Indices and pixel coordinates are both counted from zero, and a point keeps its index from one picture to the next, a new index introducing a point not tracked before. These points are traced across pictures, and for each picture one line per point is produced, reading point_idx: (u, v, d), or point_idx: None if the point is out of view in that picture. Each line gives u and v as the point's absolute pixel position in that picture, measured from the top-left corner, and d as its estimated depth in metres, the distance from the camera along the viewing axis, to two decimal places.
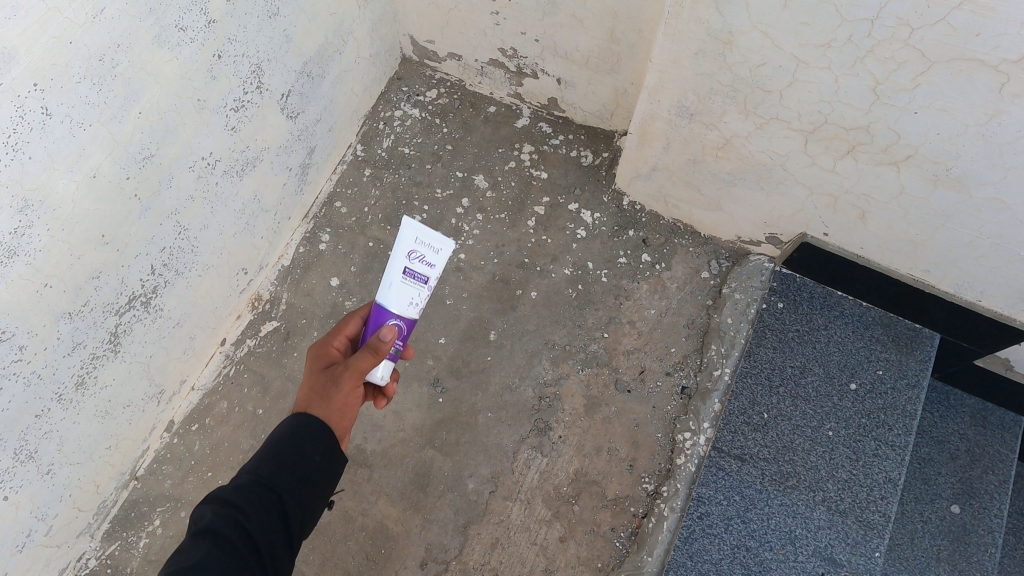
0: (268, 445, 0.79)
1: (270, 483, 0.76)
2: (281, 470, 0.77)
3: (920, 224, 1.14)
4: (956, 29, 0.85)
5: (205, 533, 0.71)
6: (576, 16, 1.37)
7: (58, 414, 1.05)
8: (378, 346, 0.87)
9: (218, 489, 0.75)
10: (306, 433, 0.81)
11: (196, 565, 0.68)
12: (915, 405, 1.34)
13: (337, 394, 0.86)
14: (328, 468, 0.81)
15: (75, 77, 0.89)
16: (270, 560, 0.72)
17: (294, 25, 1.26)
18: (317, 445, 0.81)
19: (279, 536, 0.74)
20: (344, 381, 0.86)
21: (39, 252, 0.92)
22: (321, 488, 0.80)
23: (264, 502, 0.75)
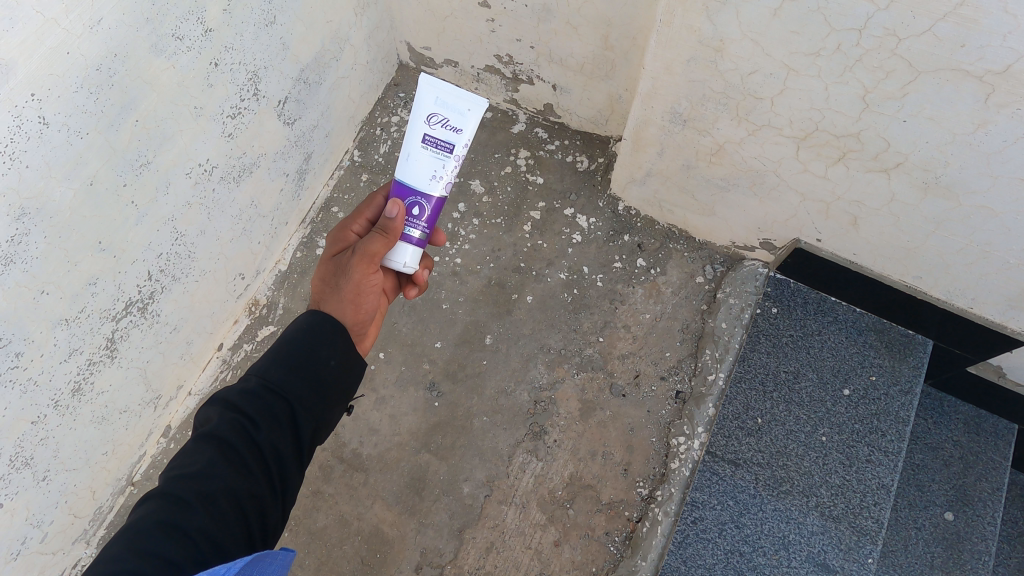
0: (283, 346, 0.83)
1: (281, 390, 0.79)
2: (293, 379, 0.80)
3: (912, 230, 1.15)
4: (941, 39, 0.85)
5: (214, 436, 0.75)
6: (570, 23, 1.37)
7: (55, 420, 1.05)
8: (385, 226, 0.91)
9: (232, 389, 0.79)
10: (320, 335, 0.84)
11: (205, 468, 0.72)
12: (909, 411, 1.34)
13: (347, 283, 0.91)
14: (343, 372, 0.85)
15: (72, 86, 0.89)
16: (278, 468, 0.77)
17: (291, 32, 1.27)
18: (331, 348, 0.84)
19: (288, 442, 0.78)
20: (353, 268, 0.91)
21: (35, 260, 0.92)
22: (334, 392, 0.84)
23: (275, 411, 0.78)
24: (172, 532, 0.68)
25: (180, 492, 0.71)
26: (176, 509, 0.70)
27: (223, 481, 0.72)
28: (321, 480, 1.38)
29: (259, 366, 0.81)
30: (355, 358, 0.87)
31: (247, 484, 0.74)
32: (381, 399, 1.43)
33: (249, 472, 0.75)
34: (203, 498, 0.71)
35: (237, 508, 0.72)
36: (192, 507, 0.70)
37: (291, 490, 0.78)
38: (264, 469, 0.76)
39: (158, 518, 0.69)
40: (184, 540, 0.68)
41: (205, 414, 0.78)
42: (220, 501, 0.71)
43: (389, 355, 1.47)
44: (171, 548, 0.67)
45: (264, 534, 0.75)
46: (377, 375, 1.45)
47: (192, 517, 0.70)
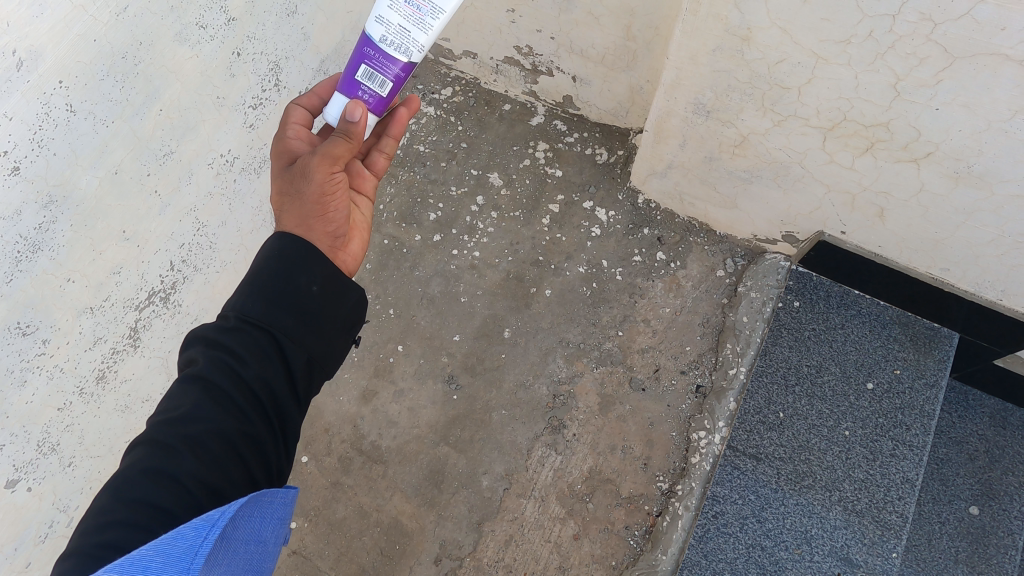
0: (259, 275, 0.77)
1: (263, 322, 0.74)
2: (274, 310, 0.75)
3: (941, 222, 1.13)
4: (979, 23, 0.83)
5: (198, 377, 0.70)
6: (592, 13, 1.36)
7: (79, 407, 1.05)
8: (348, 130, 0.83)
9: (210, 326, 0.74)
10: (297, 261, 0.78)
11: (190, 410, 0.68)
12: (934, 405, 1.32)
13: (310, 187, 0.82)
14: (329, 298, 0.79)
15: (98, 74, 0.90)
16: (269, 404, 0.73)
17: (311, 22, 1.27)
18: (311, 273, 0.78)
19: (279, 374, 0.74)
20: (315, 169, 0.82)
21: (62, 247, 0.92)
22: (324, 323, 0.79)
23: (259, 344, 0.74)
24: (163, 478, 0.64)
25: (166, 438, 0.67)
26: (165, 455, 0.66)
27: (210, 421, 0.68)
28: (340, 471, 1.38)
29: (236, 300, 0.76)
30: (342, 284, 0.81)
31: (237, 423, 0.69)
32: (400, 391, 1.43)
33: (239, 410, 0.71)
34: (192, 443, 0.67)
35: (229, 447, 0.68)
36: (181, 453, 0.66)
37: (288, 427, 0.75)
38: (255, 406, 0.72)
39: (145, 466, 0.65)
40: (177, 487, 0.65)
41: (187, 357, 0.73)
42: (208, 443, 0.67)
43: (408, 348, 1.47)
44: (164, 495, 0.63)
45: (264, 474, 0.72)
46: (396, 368, 1.45)
47: (181, 462, 0.66)
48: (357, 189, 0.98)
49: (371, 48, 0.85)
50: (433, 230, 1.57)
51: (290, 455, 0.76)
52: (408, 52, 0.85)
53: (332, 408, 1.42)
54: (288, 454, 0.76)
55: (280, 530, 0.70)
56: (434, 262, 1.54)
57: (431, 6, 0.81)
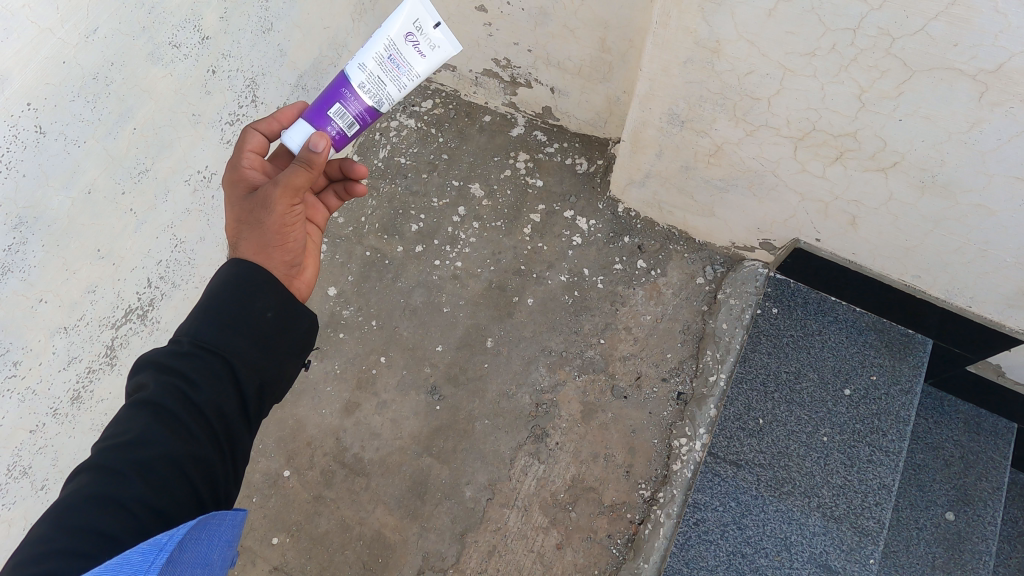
0: (212, 299, 0.76)
1: (217, 348, 0.74)
2: (228, 335, 0.75)
3: (911, 229, 1.15)
4: (934, 38, 0.85)
5: (147, 403, 0.69)
6: (568, 26, 1.38)
7: (53, 428, 1.05)
8: (309, 161, 0.82)
9: (161, 350, 0.73)
10: (253, 286, 0.78)
11: (139, 435, 0.66)
12: (910, 410, 1.34)
13: (270, 218, 0.82)
14: (283, 323, 0.79)
15: (68, 95, 0.90)
16: (221, 429, 0.72)
17: (288, 39, 1.28)
18: (266, 298, 0.78)
19: (231, 399, 0.74)
20: (275, 201, 0.82)
21: (33, 268, 0.92)
22: (276, 348, 0.78)
23: (212, 368, 0.73)
24: (108, 504, 0.62)
25: (113, 463, 0.64)
26: (111, 480, 0.64)
27: (160, 445, 0.67)
28: (323, 484, 1.37)
29: (190, 325, 0.75)
30: (296, 310, 0.81)
31: (188, 448, 0.68)
32: (382, 403, 1.43)
33: (190, 434, 0.69)
34: (140, 467, 0.65)
35: (178, 472, 0.67)
36: (128, 477, 0.64)
37: (238, 453, 0.74)
38: (206, 430, 0.71)
39: (89, 492, 0.62)
40: (123, 513, 0.62)
41: (136, 380, 0.71)
42: (157, 468, 0.66)
43: (391, 359, 1.47)
44: (109, 520, 0.61)
45: (212, 498, 0.70)
46: (379, 379, 1.45)
47: (127, 487, 0.63)
48: (310, 219, 0.97)
49: (348, 89, 0.87)
50: (415, 240, 1.58)
51: (238, 480, 0.75)
52: (380, 102, 0.88)
53: (314, 421, 1.42)
54: (236, 481, 0.75)
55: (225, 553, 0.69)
56: (416, 273, 1.55)
57: (411, 68, 0.86)
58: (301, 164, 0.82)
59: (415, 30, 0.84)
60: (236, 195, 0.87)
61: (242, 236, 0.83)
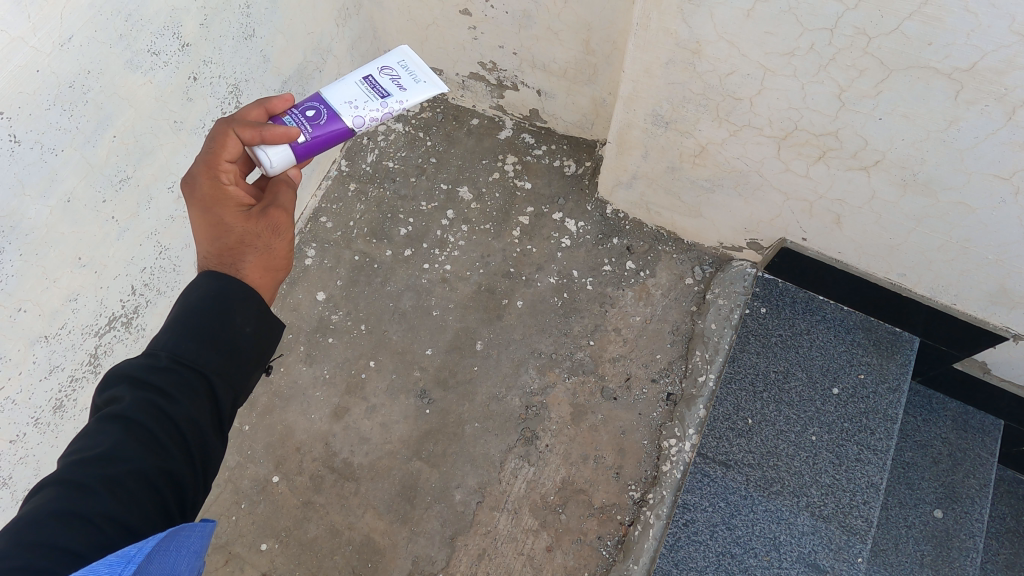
0: (188, 314, 0.77)
1: (193, 362, 0.74)
2: (204, 351, 0.75)
3: (894, 228, 1.15)
4: (909, 38, 0.85)
5: (120, 417, 0.69)
6: (551, 28, 1.38)
7: (35, 437, 1.05)
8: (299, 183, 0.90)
9: (134, 364, 0.73)
10: (230, 302, 0.79)
11: (110, 449, 0.66)
12: (897, 409, 1.34)
13: (278, 241, 0.87)
14: (259, 340, 0.80)
15: (44, 103, 0.90)
16: (194, 443, 0.72)
17: (271, 44, 1.28)
18: (243, 314, 0.79)
19: (205, 413, 0.74)
20: (285, 226, 0.88)
21: (12, 277, 0.92)
22: (250, 363, 0.79)
23: (188, 383, 0.73)
24: (74, 518, 0.61)
25: (81, 477, 0.64)
26: (78, 494, 0.63)
27: (131, 459, 0.66)
28: (312, 490, 1.37)
29: (164, 340, 0.75)
30: (272, 326, 0.82)
31: (159, 462, 0.68)
32: (372, 407, 1.43)
33: (161, 448, 0.69)
34: (109, 482, 0.64)
35: (148, 486, 0.66)
36: (96, 491, 0.63)
37: (210, 467, 0.74)
38: (178, 444, 0.71)
39: (54, 507, 0.61)
40: (88, 527, 0.61)
41: (108, 394, 0.71)
42: (127, 482, 0.65)
43: (380, 363, 1.47)
44: (74, 536, 0.60)
45: (181, 512, 0.70)
46: (368, 384, 1.45)
47: (96, 501, 0.63)
48: None
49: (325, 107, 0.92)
50: (404, 244, 1.58)
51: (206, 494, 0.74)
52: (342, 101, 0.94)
53: (304, 426, 1.42)
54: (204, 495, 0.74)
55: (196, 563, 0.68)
56: (405, 277, 1.55)
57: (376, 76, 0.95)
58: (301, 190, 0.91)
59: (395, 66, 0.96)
60: (226, 213, 0.85)
61: (247, 257, 0.84)
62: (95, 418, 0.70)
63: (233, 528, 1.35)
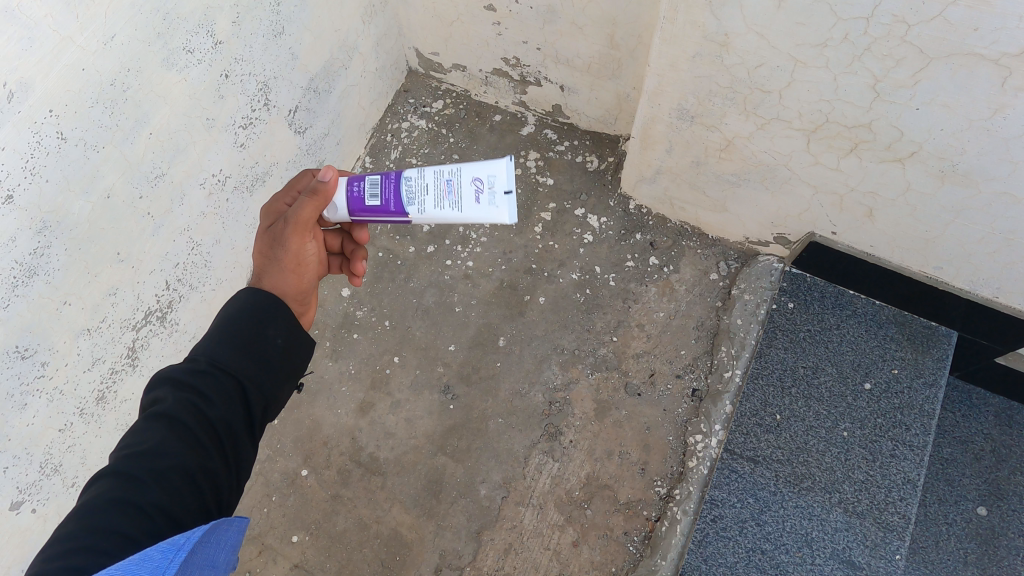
0: (227, 322, 0.78)
1: (231, 367, 0.75)
2: (241, 358, 0.76)
3: (930, 220, 1.13)
4: (952, 24, 0.84)
5: (163, 415, 0.70)
6: (576, 23, 1.38)
7: (81, 427, 1.08)
8: (315, 189, 0.89)
9: (177, 366, 0.74)
10: (265, 312, 0.80)
11: (155, 446, 0.68)
12: (933, 404, 1.32)
13: (281, 254, 0.88)
14: (291, 349, 0.81)
15: (88, 101, 0.92)
16: (231, 444, 0.73)
17: (299, 42, 1.29)
18: (277, 325, 0.80)
19: (241, 416, 0.75)
20: (289, 237, 0.88)
21: (58, 271, 0.95)
22: (283, 370, 0.80)
23: (225, 387, 0.74)
24: (126, 509, 0.64)
25: (130, 471, 0.66)
26: (128, 487, 0.65)
27: (175, 458, 0.68)
28: (339, 484, 1.38)
29: (204, 345, 0.76)
30: (304, 336, 0.83)
31: (200, 460, 0.70)
32: (396, 403, 1.44)
33: (201, 448, 0.70)
34: (156, 476, 0.67)
35: (191, 483, 0.68)
36: (145, 484, 0.66)
37: (246, 467, 0.75)
38: (218, 444, 0.72)
39: (108, 497, 0.64)
40: (139, 518, 0.64)
41: (152, 394, 0.72)
42: (172, 478, 0.67)
43: (404, 359, 1.48)
44: (127, 525, 0.63)
45: (221, 508, 0.72)
46: (393, 379, 1.46)
47: (144, 495, 0.65)
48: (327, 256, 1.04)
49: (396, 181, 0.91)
50: (427, 241, 1.59)
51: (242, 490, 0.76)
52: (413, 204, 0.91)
53: (330, 421, 1.43)
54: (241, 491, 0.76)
55: (232, 557, 0.69)
56: (428, 274, 1.55)
57: (458, 200, 0.89)
58: (310, 195, 0.89)
59: (484, 181, 0.89)
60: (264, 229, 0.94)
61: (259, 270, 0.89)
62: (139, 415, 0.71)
63: (262, 521, 1.36)
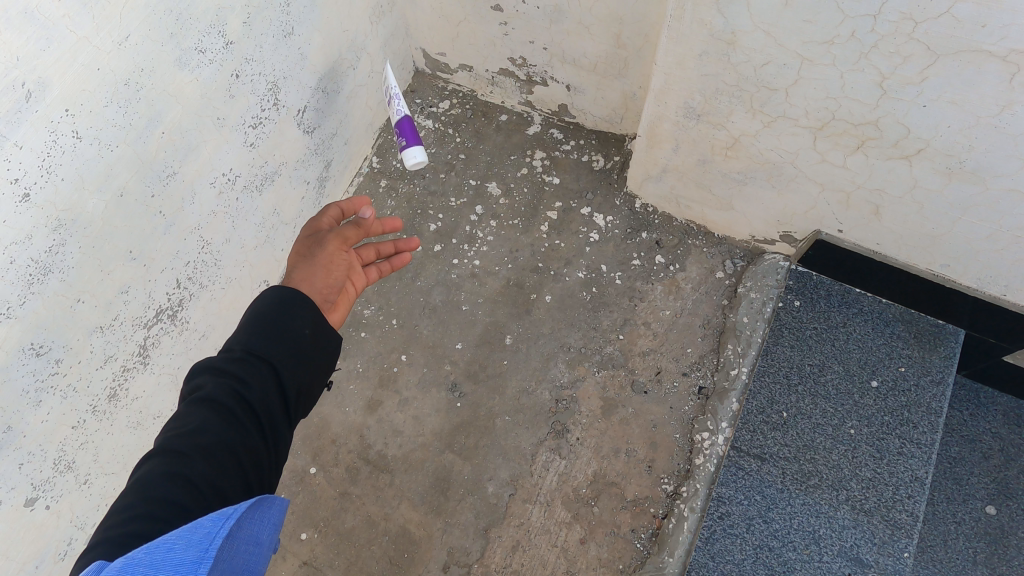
0: (259, 317, 0.83)
1: (267, 353, 0.80)
2: (274, 345, 0.81)
3: (936, 218, 1.14)
4: (960, 21, 0.85)
5: (205, 399, 0.74)
6: (583, 23, 1.38)
7: (93, 425, 1.10)
8: (360, 221, 1.04)
9: (216, 358, 0.79)
10: (294, 303, 0.85)
11: (200, 424, 0.72)
12: (941, 402, 1.32)
13: (323, 255, 0.97)
14: (317, 339, 0.85)
15: (102, 100, 0.93)
16: (268, 424, 0.77)
17: (309, 42, 1.30)
18: (304, 316, 0.85)
19: (276, 400, 0.79)
20: (330, 244, 0.98)
21: (72, 269, 0.96)
22: (315, 360, 0.85)
23: (261, 371, 0.79)
24: (180, 481, 0.67)
25: (178, 447, 0.70)
26: (178, 461, 0.69)
27: (218, 435, 0.72)
28: (348, 481, 1.39)
29: (239, 337, 0.81)
30: (329, 330, 0.88)
31: (241, 438, 0.73)
32: (404, 401, 1.45)
33: (242, 428, 0.75)
34: (203, 451, 0.70)
35: (233, 459, 0.72)
36: (193, 458, 0.70)
37: (281, 450, 0.79)
38: (256, 426, 0.76)
39: (160, 472, 0.68)
40: (190, 489, 0.68)
41: (193, 383, 0.77)
42: (217, 453, 0.71)
43: (412, 357, 1.48)
44: (180, 496, 0.67)
45: (260, 488, 0.75)
46: (400, 377, 1.47)
47: (194, 467, 0.69)
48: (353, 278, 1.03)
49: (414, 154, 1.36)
50: (434, 240, 1.60)
51: (277, 474, 0.79)
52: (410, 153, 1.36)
53: (338, 419, 1.44)
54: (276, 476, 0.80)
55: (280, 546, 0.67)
56: (435, 272, 1.56)
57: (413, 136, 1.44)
58: (356, 223, 1.03)
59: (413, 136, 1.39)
60: (307, 230, 1.01)
61: (299, 266, 0.95)
62: (182, 402, 0.76)
63: None
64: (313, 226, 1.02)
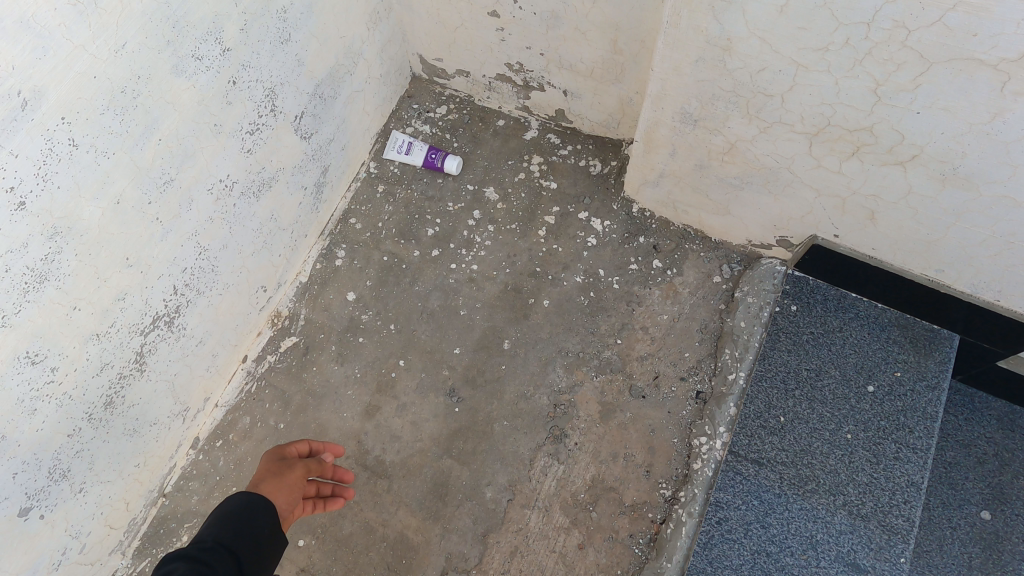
0: (227, 512, 0.83)
1: (230, 543, 0.79)
2: (241, 538, 0.81)
3: (931, 223, 1.14)
4: (952, 29, 0.86)
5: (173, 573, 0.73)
6: (579, 29, 1.39)
7: (88, 433, 1.11)
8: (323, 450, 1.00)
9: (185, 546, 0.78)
10: (260, 502, 0.86)
11: None
12: (937, 407, 1.33)
13: (289, 479, 0.94)
14: (276, 538, 0.85)
15: (99, 108, 0.93)
16: None
17: (306, 49, 1.30)
18: (267, 516, 0.85)
19: None
20: (296, 474, 0.95)
21: (67, 276, 0.97)
22: (273, 559, 0.84)
23: (227, 559, 0.78)
24: None
25: None
26: None
27: None
28: None
29: (206, 532, 0.81)
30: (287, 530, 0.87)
31: None
32: (402, 406, 1.45)
33: None
34: None
35: None
36: None
37: None
38: None
39: None
40: None
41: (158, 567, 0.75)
42: None
43: (410, 362, 1.48)
44: None
45: None
46: (398, 383, 1.47)
47: None
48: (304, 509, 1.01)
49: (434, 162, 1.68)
50: (432, 245, 1.60)
51: None
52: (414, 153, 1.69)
53: (336, 424, 1.43)
54: None
55: None
56: (433, 277, 1.56)
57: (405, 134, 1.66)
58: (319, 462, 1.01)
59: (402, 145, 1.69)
60: (271, 456, 0.98)
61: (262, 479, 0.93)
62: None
63: None
64: (281, 455, 0.99)
